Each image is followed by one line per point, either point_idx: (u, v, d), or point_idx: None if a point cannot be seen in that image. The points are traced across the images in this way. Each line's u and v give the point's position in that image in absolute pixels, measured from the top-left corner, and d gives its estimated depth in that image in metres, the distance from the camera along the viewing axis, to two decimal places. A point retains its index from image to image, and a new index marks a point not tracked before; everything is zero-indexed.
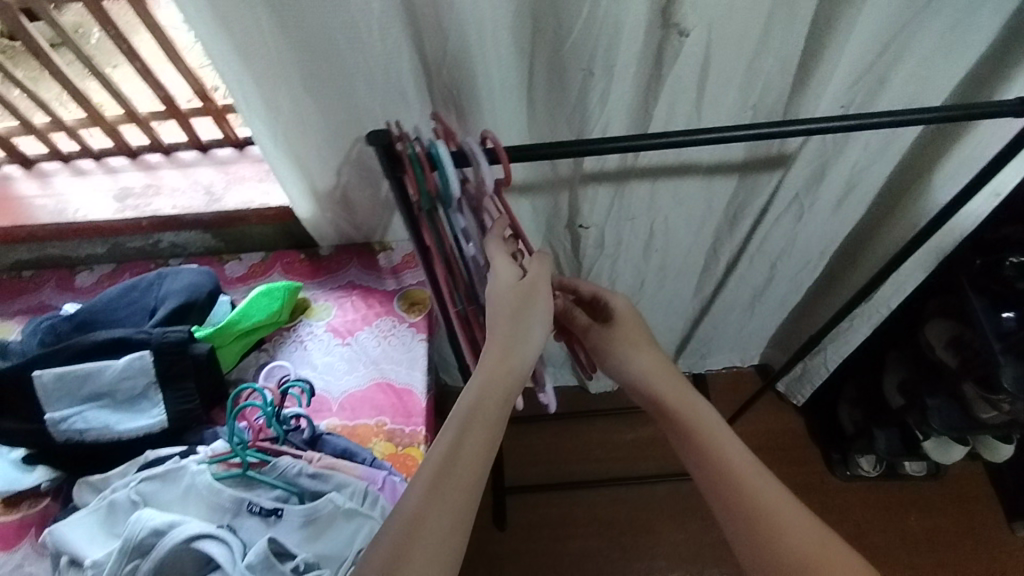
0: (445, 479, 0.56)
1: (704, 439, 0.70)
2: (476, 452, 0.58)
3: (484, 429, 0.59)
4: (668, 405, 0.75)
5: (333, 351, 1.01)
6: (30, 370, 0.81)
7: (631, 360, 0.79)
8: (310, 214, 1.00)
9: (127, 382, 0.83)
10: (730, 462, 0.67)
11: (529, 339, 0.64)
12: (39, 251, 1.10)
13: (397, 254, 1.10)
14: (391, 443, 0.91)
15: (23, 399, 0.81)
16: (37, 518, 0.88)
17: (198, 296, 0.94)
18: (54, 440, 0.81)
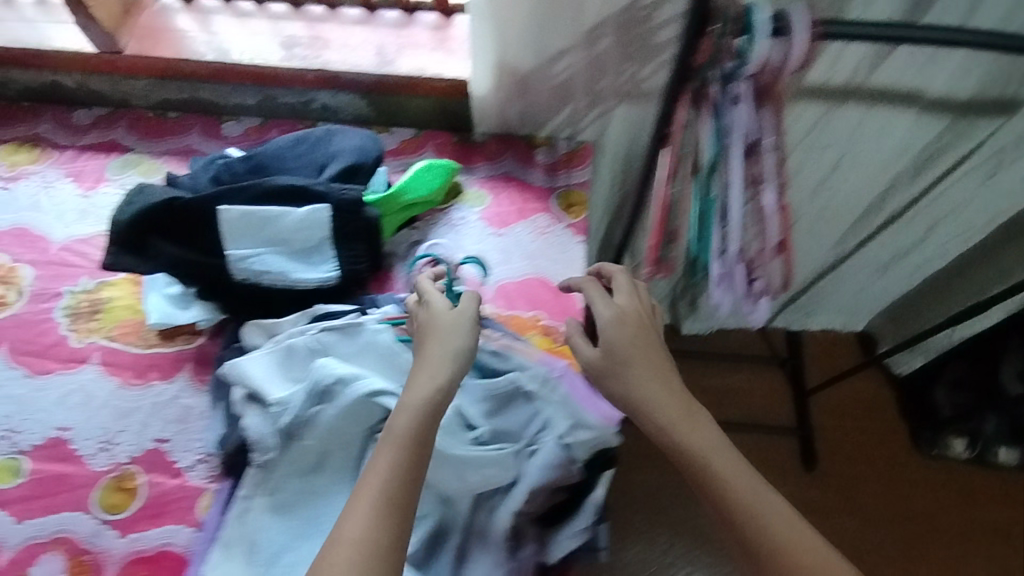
0: (365, 503, 0.56)
1: (722, 486, 0.62)
2: (399, 481, 0.57)
3: (401, 451, 0.59)
4: (681, 443, 0.65)
5: (487, 241, 0.97)
6: (215, 204, 0.79)
7: (639, 389, 0.68)
8: (485, 93, 0.95)
9: (304, 233, 0.81)
10: (759, 512, 0.61)
11: (452, 355, 0.66)
12: (190, 92, 1.06)
13: (556, 152, 1.04)
14: (547, 338, 0.90)
15: (202, 232, 0.80)
16: (193, 354, 0.89)
17: (367, 161, 0.90)
18: (232, 279, 0.82)
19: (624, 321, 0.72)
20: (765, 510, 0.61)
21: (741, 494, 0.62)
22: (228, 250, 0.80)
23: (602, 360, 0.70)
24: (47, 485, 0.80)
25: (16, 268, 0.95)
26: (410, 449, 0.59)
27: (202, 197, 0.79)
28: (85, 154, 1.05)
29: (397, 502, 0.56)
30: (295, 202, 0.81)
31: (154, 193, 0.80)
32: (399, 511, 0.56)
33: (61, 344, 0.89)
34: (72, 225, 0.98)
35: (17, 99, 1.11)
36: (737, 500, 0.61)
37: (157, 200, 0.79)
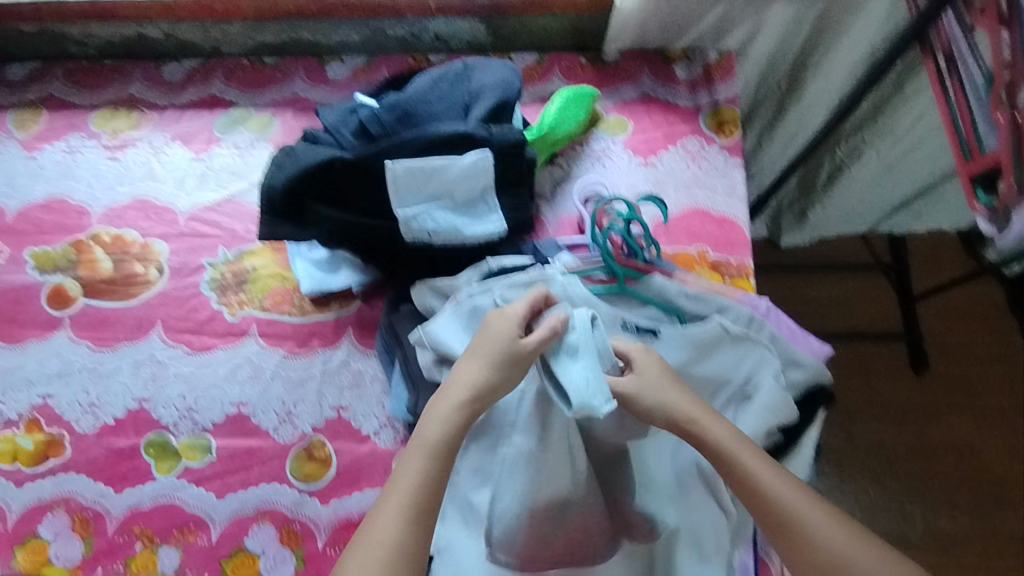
0: (382, 522, 0.56)
1: (756, 484, 0.58)
2: (421, 492, 0.57)
3: (427, 461, 0.59)
4: (713, 446, 0.61)
5: (636, 172, 0.90)
6: (382, 160, 0.74)
7: (665, 401, 0.62)
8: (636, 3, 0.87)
9: (468, 182, 0.75)
10: (797, 514, 0.57)
11: (478, 362, 0.63)
12: (289, 33, 0.97)
13: (698, 65, 0.95)
14: (717, 273, 0.85)
15: (369, 190, 0.76)
16: (352, 318, 0.86)
17: (512, 95, 0.81)
18: (401, 241, 0.78)
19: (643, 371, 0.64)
20: (806, 505, 0.57)
21: (778, 494, 0.58)
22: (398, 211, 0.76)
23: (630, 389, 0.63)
24: (239, 461, 0.81)
25: (149, 244, 0.91)
26: (434, 461, 0.59)
27: (365, 156, 0.74)
28: (188, 113, 0.98)
29: (421, 514, 0.57)
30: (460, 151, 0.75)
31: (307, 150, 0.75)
32: (417, 528, 0.56)
33: (216, 319, 0.87)
34: (193, 193, 0.93)
35: (100, 59, 1.03)
36: (777, 498, 0.57)
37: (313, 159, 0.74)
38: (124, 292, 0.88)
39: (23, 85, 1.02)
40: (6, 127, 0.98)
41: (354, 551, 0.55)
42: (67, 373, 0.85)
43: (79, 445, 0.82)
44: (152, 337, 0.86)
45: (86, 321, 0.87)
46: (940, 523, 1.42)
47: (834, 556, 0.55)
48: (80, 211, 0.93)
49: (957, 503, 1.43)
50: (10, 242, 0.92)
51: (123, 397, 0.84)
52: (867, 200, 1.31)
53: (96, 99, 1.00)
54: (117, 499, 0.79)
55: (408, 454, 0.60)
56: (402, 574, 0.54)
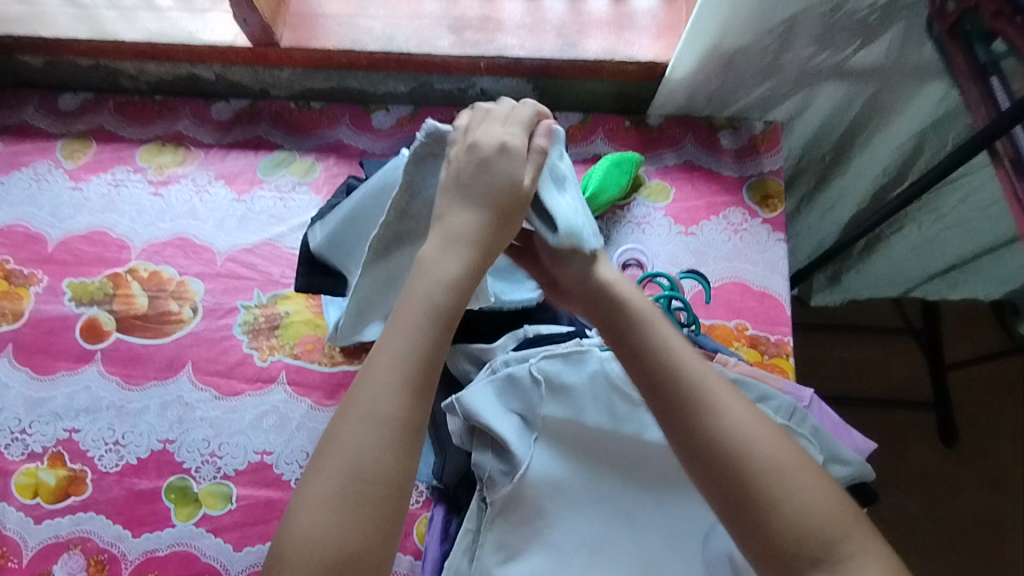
0: (380, 381, 0.50)
1: (662, 359, 0.57)
2: (420, 358, 0.51)
3: (428, 323, 0.52)
4: (626, 319, 0.60)
5: (676, 241, 0.89)
6: None
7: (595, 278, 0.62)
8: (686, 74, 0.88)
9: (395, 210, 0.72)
10: (701, 396, 0.54)
11: (478, 196, 0.57)
12: (338, 81, 0.99)
13: (743, 135, 0.95)
14: (756, 350, 0.83)
15: None
16: None
17: None
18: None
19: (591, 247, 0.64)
20: (714, 387, 0.55)
21: (684, 371, 0.56)
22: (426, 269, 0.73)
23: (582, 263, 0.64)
24: (259, 512, 0.79)
25: (185, 282, 0.91)
26: (434, 324, 0.52)
27: None
28: (232, 153, 0.99)
29: (421, 376, 0.51)
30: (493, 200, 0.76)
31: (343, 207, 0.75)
32: (418, 398, 0.50)
33: (246, 363, 0.87)
34: (233, 233, 0.94)
35: (151, 94, 1.06)
36: (682, 376, 0.56)
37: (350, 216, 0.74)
38: (157, 330, 0.89)
39: (74, 115, 1.04)
40: (56, 156, 1.00)
41: (346, 415, 0.49)
42: (95, 409, 0.85)
43: (100, 484, 0.81)
44: (182, 377, 0.86)
45: (117, 357, 0.88)
46: None
47: (738, 435, 0.53)
48: (120, 245, 0.94)
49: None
50: (49, 271, 0.93)
51: (147, 438, 0.84)
52: (901, 269, 1.29)
53: (144, 133, 1.02)
54: (134, 542, 0.78)
55: (405, 305, 0.53)
56: (403, 443, 0.49)
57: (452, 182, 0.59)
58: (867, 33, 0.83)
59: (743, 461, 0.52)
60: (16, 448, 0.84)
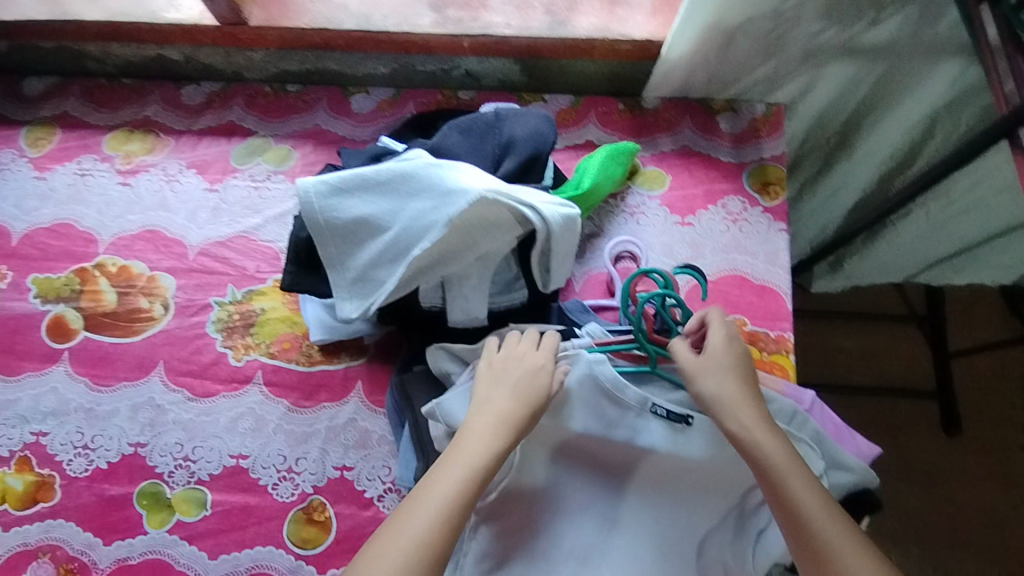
0: (414, 519, 0.53)
1: (799, 511, 0.54)
2: (456, 501, 0.54)
3: (459, 485, 0.55)
4: (765, 463, 0.56)
5: (672, 232, 0.84)
6: (414, 214, 0.69)
7: (737, 408, 0.60)
8: (683, 53, 0.82)
9: (397, 200, 0.70)
10: (840, 554, 0.51)
11: (514, 385, 0.62)
12: (315, 62, 0.93)
13: (743, 118, 0.90)
14: (754, 347, 0.79)
15: (400, 246, 0.69)
16: (362, 371, 0.82)
17: (544, 149, 0.78)
18: (418, 306, 0.74)
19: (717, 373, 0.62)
20: (845, 540, 0.52)
21: (823, 528, 0.53)
22: (414, 284, 0.71)
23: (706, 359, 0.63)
24: (234, 518, 0.76)
25: (155, 277, 0.87)
26: (467, 490, 0.55)
27: (400, 213, 0.69)
28: (205, 140, 0.94)
29: (444, 531, 0.52)
30: (501, 220, 0.68)
31: (343, 207, 0.70)
32: (450, 534, 0.53)
33: (220, 363, 0.83)
34: (205, 225, 0.89)
35: (118, 77, 1.00)
36: (820, 532, 0.53)
37: (349, 217, 0.71)
38: (127, 328, 0.85)
39: (37, 100, 0.98)
40: (19, 144, 0.95)
41: (383, 537, 0.52)
42: (63, 412, 0.81)
43: (69, 490, 0.78)
44: (153, 378, 0.82)
45: (86, 356, 0.84)
46: None
47: None
48: (87, 238, 0.89)
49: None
50: (13, 266, 0.88)
51: (118, 442, 0.80)
52: (906, 256, 1.25)
53: (111, 120, 0.96)
54: (106, 550, 0.75)
55: (444, 462, 0.57)
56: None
57: (486, 371, 0.64)
58: (878, 8, 0.78)
59: None
60: None
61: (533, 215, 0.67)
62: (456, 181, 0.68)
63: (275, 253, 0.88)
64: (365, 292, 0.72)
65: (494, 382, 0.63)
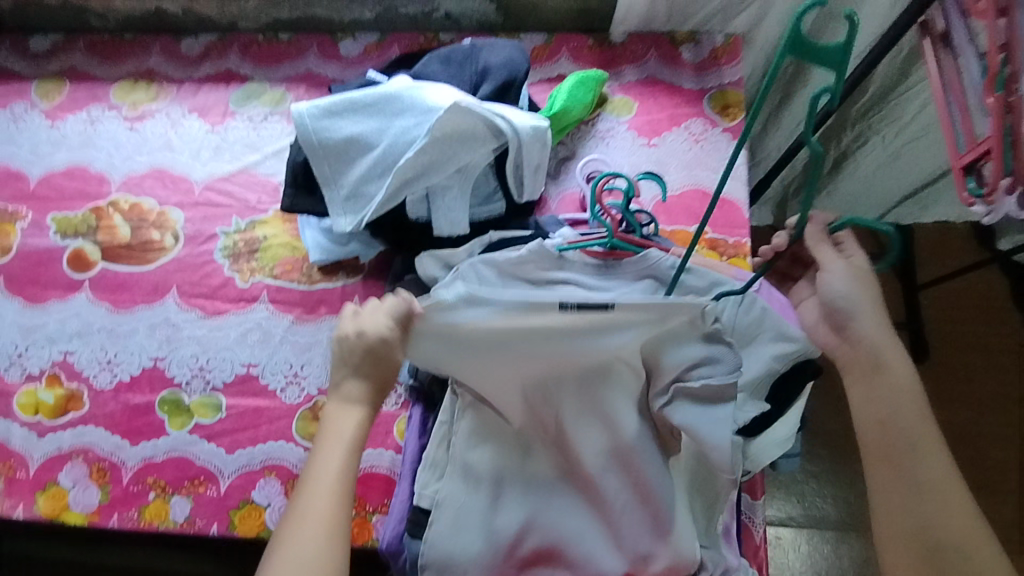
0: (306, 518, 0.58)
1: (903, 452, 0.60)
2: (342, 481, 0.60)
3: (338, 471, 0.61)
4: (887, 386, 0.63)
5: (639, 153, 0.92)
6: (401, 132, 0.76)
7: (873, 357, 0.65)
8: None
9: (387, 120, 0.78)
10: (928, 495, 0.58)
11: (362, 358, 0.65)
12: (304, 9, 1.01)
13: (704, 48, 0.97)
14: (715, 251, 0.87)
15: (388, 161, 0.77)
16: (359, 287, 0.90)
17: (518, 75, 0.85)
18: (406, 218, 0.82)
19: (846, 279, 0.67)
20: (928, 467, 0.59)
21: (917, 455, 0.60)
22: (400, 197, 0.78)
23: (847, 287, 0.67)
24: (247, 419, 0.84)
25: (165, 212, 0.94)
26: (346, 470, 0.61)
27: (388, 132, 0.77)
28: (204, 86, 1.01)
29: (336, 512, 0.59)
30: (477, 132, 0.76)
31: (336, 127, 0.78)
32: (343, 509, 0.59)
33: (229, 285, 0.90)
34: (209, 163, 0.96)
35: (120, 32, 1.07)
36: (914, 462, 0.59)
37: (341, 135, 0.78)
38: (141, 257, 0.92)
39: (46, 56, 1.05)
40: (31, 97, 1.02)
41: (285, 538, 0.58)
42: (87, 332, 0.89)
43: (97, 400, 0.86)
44: (168, 301, 0.90)
45: (105, 283, 0.91)
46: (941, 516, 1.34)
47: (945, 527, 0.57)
48: (100, 179, 0.97)
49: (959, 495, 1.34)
50: (33, 206, 0.96)
51: (138, 356, 0.88)
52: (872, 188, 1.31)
53: (116, 71, 1.03)
54: (132, 451, 0.84)
55: (316, 455, 0.62)
56: (335, 549, 0.58)
57: (337, 357, 0.66)
58: None
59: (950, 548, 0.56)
60: (15, 371, 0.88)
61: (503, 123, 0.75)
62: (435, 99, 0.76)
63: (274, 186, 0.95)
64: (356, 208, 0.79)
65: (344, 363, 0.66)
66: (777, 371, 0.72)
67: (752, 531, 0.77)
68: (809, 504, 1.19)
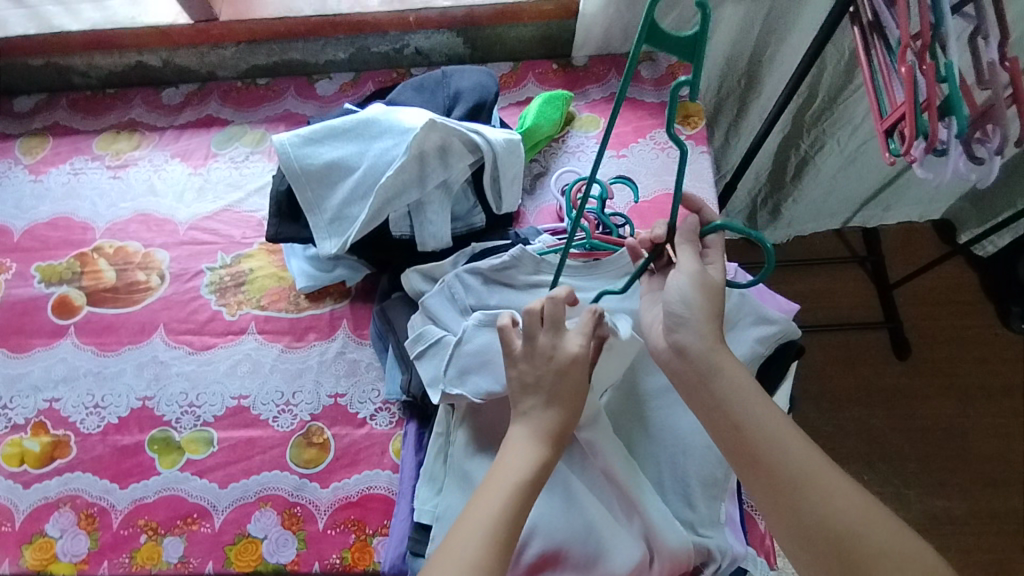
0: (462, 544, 0.54)
1: (763, 451, 0.54)
2: (506, 518, 0.56)
3: (518, 490, 0.58)
4: (722, 383, 0.58)
5: (609, 164, 0.96)
6: (380, 153, 0.80)
7: (697, 360, 0.59)
8: (596, 8, 0.96)
9: (366, 143, 0.81)
10: (804, 491, 0.53)
11: (556, 383, 0.62)
12: (280, 54, 1.06)
13: (661, 65, 1.03)
14: None
15: (369, 182, 0.80)
16: (348, 312, 0.91)
17: (489, 97, 0.90)
18: (389, 235, 0.84)
19: (690, 280, 0.62)
20: (789, 453, 0.54)
21: (778, 447, 0.54)
22: (383, 215, 0.80)
23: (671, 302, 0.62)
24: (240, 450, 0.83)
25: (150, 253, 0.95)
26: (524, 493, 0.58)
27: (366, 154, 0.81)
28: (186, 132, 1.04)
29: (508, 528, 0.56)
30: (454, 147, 0.80)
31: (315, 153, 0.81)
32: (497, 559, 0.54)
33: (216, 319, 0.91)
34: (192, 204, 0.98)
35: (103, 88, 1.11)
36: (777, 453, 0.54)
37: (321, 161, 0.81)
38: (127, 299, 0.93)
39: (29, 114, 1.08)
40: (14, 154, 1.04)
41: (443, 556, 0.54)
42: (74, 378, 0.89)
43: (85, 444, 0.85)
44: (155, 339, 0.90)
45: (91, 328, 0.91)
46: (946, 514, 1.28)
47: (836, 516, 0.51)
48: (85, 226, 0.98)
49: (953, 489, 1.30)
50: (17, 258, 0.96)
51: (126, 398, 0.87)
52: (834, 197, 1.33)
53: (98, 124, 1.06)
54: (122, 493, 0.81)
55: (496, 472, 0.60)
56: None
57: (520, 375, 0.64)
58: None
59: (851, 536, 0.51)
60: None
61: (481, 140, 0.79)
62: (411, 120, 0.80)
63: (257, 221, 0.97)
64: (341, 229, 0.82)
65: (546, 393, 0.63)
66: (760, 353, 0.74)
67: (755, 520, 0.76)
68: None
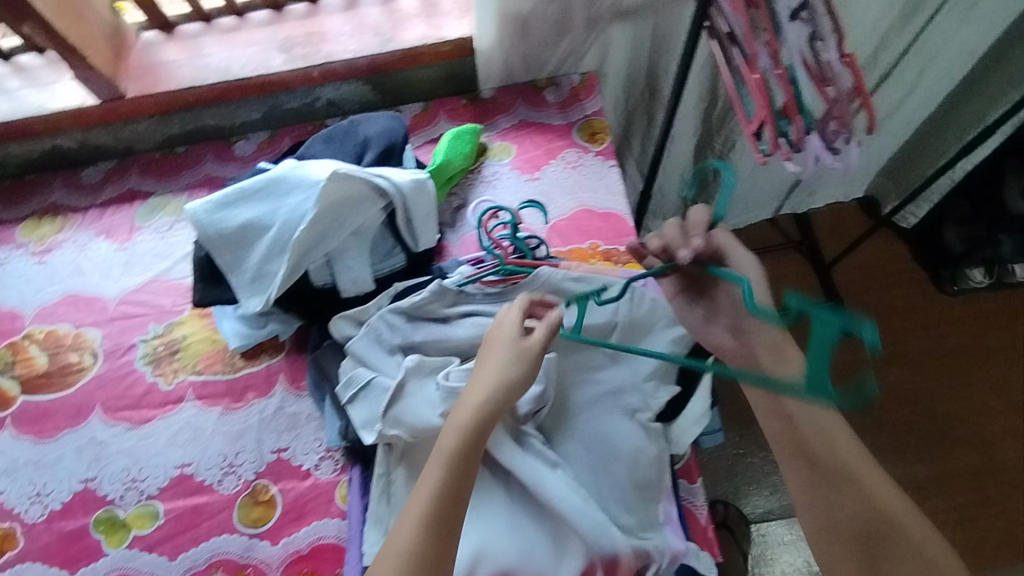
0: (404, 531, 0.60)
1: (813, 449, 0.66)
2: (443, 498, 0.61)
3: (452, 464, 0.63)
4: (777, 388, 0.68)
5: (524, 188, 0.99)
6: (289, 208, 0.82)
7: (751, 355, 0.70)
8: (490, 43, 1.00)
9: (275, 199, 0.83)
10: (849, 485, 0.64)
11: (491, 357, 0.68)
12: (194, 121, 1.08)
13: (564, 88, 1.07)
14: (611, 261, 0.91)
15: (282, 237, 0.82)
16: (284, 365, 0.92)
17: (397, 140, 0.93)
18: (312, 286, 0.86)
19: (755, 275, 0.70)
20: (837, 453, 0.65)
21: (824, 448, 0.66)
22: (301, 268, 0.82)
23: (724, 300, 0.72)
24: (187, 519, 0.83)
25: (81, 333, 0.96)
26: (461, 464, 0.63)
27: (277, 210, 0.82)
28: (109, 209, 1.05)
29: (445, 510, 0.61)
30: (363, 194, 0.82)
31: (228, 217, 0.83)
32: (433, 538, 0.60)
33: (153, 391, 0.91)
34: (120, 279, 0.99)
35: (23, 175, 1.12)
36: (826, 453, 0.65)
37: (234, 223, 0.83)
38: (62, 383, 0.92)
39: None
40: None
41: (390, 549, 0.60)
42: (14, 469, 0.88)
43: (30, 534, 0.84)
44: (92, 420, 0.90)
45: (27, 417, 0.91)
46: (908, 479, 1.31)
47: (872, 514, 0.63)
48: (14, 315, 0.98)
49: (911, 456, 1.33)
50: None
51: (68, 482, 0.86)
52: (756, 190, 1.38)
53: (21, 211, 1.07)
54: None
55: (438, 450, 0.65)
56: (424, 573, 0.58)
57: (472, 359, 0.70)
58: None
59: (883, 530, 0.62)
60: None
61: (387, 183, 0.82)
62: (318, 173, 0.82)
63: (186, 287, 0.98)
64: (263, 286, 0.83)
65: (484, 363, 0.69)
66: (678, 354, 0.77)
67: (696, 514, 0.78)
68: (782, 493, 1.21)
